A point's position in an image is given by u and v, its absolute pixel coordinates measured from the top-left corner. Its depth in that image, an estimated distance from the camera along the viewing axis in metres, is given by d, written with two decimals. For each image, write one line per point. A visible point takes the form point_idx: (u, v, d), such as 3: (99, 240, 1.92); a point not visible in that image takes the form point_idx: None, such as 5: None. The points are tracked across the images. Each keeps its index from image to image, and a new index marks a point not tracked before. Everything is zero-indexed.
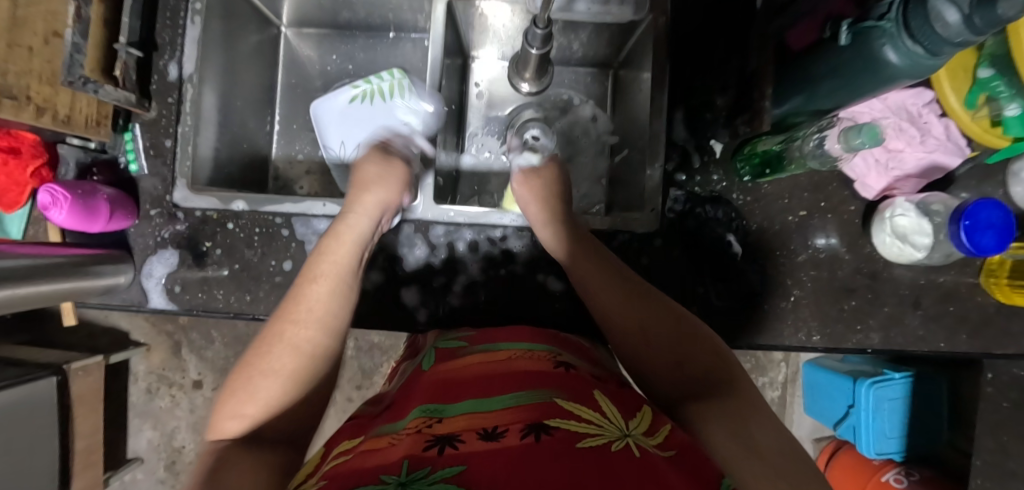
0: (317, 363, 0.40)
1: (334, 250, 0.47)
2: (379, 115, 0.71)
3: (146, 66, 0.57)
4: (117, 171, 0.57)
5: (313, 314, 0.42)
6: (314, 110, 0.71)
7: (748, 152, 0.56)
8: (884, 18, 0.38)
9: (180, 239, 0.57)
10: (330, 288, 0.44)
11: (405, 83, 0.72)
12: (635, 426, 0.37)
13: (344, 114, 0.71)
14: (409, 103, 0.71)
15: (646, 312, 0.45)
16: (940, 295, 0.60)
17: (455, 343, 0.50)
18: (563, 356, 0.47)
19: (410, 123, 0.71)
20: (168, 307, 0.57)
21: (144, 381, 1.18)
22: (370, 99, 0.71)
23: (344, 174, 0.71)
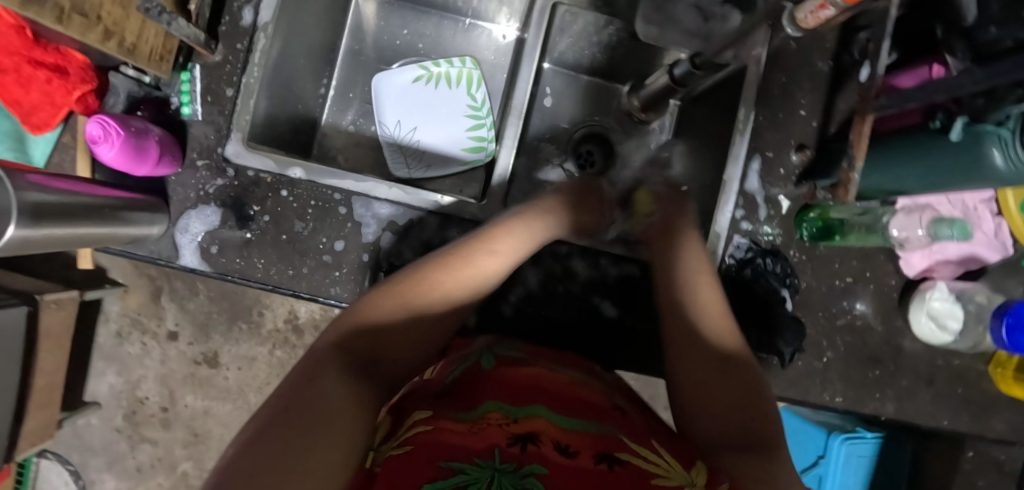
0: (454, 310, 0.42)
1: (506, 229, 0.45)
2: (442, 100, 0.68)
3: (219, 5, 0.52)
4: (166, 111, 0.52)
5: (475, 279, 0.43)
6: (376, 83, 0.67)
7: (814, 216, 0.57)
8: (1003, 126, 0.39)
9: (224, 197, 0.53)
10: (494, 264, 0.44)
11: (475, 73, 0.68)
12: (696, 475, 0.34)
13: (405, 93, 0.68)
14: (476, 94, 0.68)
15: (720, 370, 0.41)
16: (952, 376, 0.64)
17: (515, 355, 0.48)
18: (615, 399, 0.45)
19: (472, 115, 0.68)
20: (199, 267, 0.53)
21: (116, 323, 1.10)
22: (435, 83, 0.68)
23: (396, 156, 0.67)
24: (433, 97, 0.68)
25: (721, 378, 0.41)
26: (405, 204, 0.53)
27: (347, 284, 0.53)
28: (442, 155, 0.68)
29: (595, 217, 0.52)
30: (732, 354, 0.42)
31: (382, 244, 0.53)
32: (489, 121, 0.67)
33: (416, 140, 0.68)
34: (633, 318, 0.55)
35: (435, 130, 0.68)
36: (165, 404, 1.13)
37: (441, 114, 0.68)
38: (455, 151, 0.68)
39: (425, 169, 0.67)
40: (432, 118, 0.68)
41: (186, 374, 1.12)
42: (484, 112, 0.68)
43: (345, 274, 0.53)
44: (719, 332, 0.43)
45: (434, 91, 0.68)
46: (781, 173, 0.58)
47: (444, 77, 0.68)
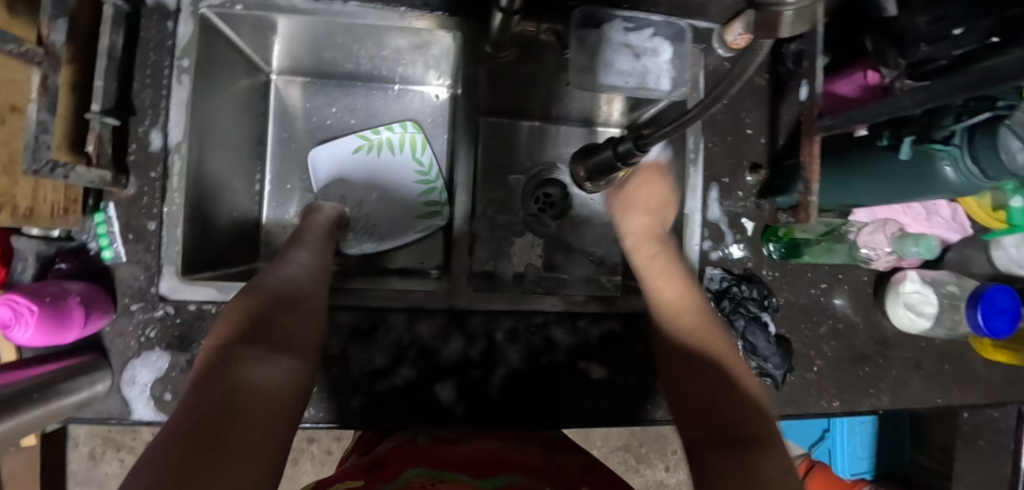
0: (309, 284, 0.40)
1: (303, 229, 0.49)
2: (387, 169, 0.66)
3: (122, 134, 0.47)
4: (86, 259, 0.47)
5: (298, 260, 0.42)
6: (313, 160, 0.64)
7: (781, 235, 0.56)
8: (950, 143, 0.39)
9: (170, 338, 0.48)
10: (303, 245, 0.45)
11: (419, 136, 0.66)
12: None
13: (349, 166, 0.65)
14: (422, 157, 0.66)
15: (711, 375, 0.39)
16: (938, 355, 0.64)
17: (450, 436, 0.48)
18: (542, 453, 0.46)
19: (422, 180, 0.65)
20: (156, 419, 0.48)
21: (86, 446, 1.00)
22: (377, 151, 0.66)
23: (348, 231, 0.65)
24: (377, 166, 0.66)
25: (707, 381, 0.39)
26: (365, 306, 0.50)
27: (321, 403, 0.49)
28: (396, 224, 0.65)
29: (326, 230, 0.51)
30: (717, 364, 0.40)
31: (350, 354, 0.50)
32: (438, 182, 0.65)
33: (363, 212, 0.65)
34: (623, 374, 0.54)
35: (382, 199, 0.66)
36: None
37: (390, 183, 0.66)
38: (410, 221, 0.65)
39: (379, 241, 0.64)
40: (381, 188, 0.66)
41: None
42: (433, 175, 0.65)
43: (316, 393, 0.49)
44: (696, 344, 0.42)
45: (376, 160, 0.66)
46: (739, 195, 0.58)
47: (386, 145, 0.66)
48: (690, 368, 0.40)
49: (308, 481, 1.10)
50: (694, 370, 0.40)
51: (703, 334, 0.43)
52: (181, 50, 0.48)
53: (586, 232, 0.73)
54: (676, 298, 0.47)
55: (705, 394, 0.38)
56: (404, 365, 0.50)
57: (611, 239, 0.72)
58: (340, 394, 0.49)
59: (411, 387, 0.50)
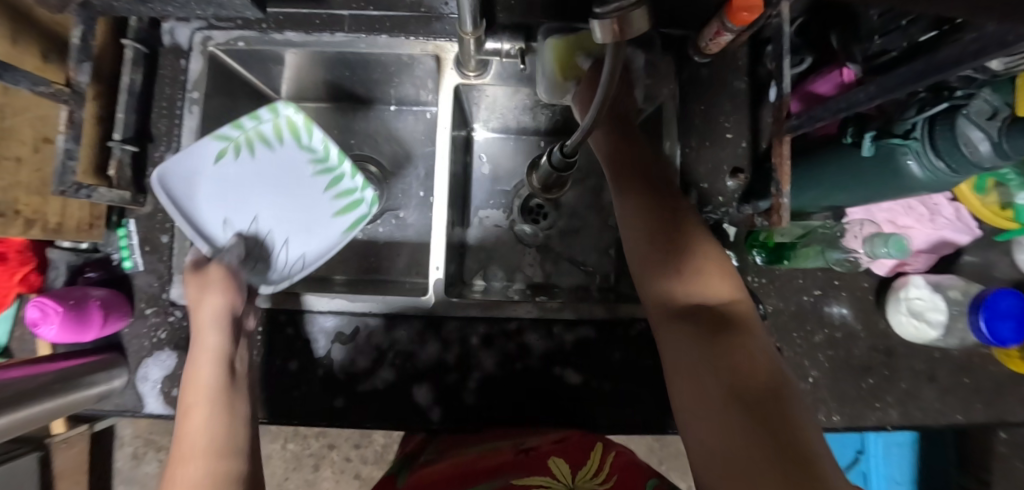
0: (228, 471, 0.38)
1: (192, 371, 0.43)
2: (271, 171, 0.54)
3: (142, 159, 0.54)
4: (110, 268, 0.54)
5: (198, 438, 0.39)
6: (158, 191, 0.48)
7: (763, 240, 0.56)
8: (910, 137, 0.38)
9: (178, 340, 0.54)
10: (197, 405, 0.41)
11: (298, 117, 0.53)
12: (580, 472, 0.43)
13: (218, 181, 0.52)
14: (312, 143, 0.54)
15: (676, 266, 0.40)
16: (954, 367, 0.60)
17: (429, 454, 0.49)
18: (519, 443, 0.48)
19: (320, 170, 0.55)
20: (164, 413, 0.53)
21: (131, 446, 1.10)
22: (250, 150, 0.53)
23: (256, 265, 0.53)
24: (258, 171, 0.54)
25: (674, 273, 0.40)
26: (350, 311, 0.54)
27: (307, 402, 0.53)
28: (312, 231, 0.54)
29: (212, 346, 0.44)
30: (682, 252, 0.41)
31: (334, 356, 0.53)
32: (341, 166, 0.55)
33: (268, 230, 0.54)
34: (598, 380, 0.54)
35: (283, 207, 0.54)
36: None
37: (284, 187, 0.54)
38: (322, 235, 0.54)
39: (301, 261, 0.53)
40: (271, 197, 0.54)
41: None
42: (332, 160, 0.55)
43: (304, 393, 0.53)
44: (655, 233, 0.42)
45: (253, 163, 0.53)
46: (721, 200, 0.57)
47: (259, 140, 0.53)
48: (657, 258, 0.41)
49: (327, 487, 1.13)
50: (663, 258, 0.41)
51: (677, 218, 0.43)
52: (192, 84, 0.55)
53: (576, 243, 0.71)
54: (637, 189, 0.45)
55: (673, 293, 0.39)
56: (384, 367, 0.53)
57: (602, 248, 0.71)
58: (325, 394, 0.53)
59: (389, 389, 0.53)
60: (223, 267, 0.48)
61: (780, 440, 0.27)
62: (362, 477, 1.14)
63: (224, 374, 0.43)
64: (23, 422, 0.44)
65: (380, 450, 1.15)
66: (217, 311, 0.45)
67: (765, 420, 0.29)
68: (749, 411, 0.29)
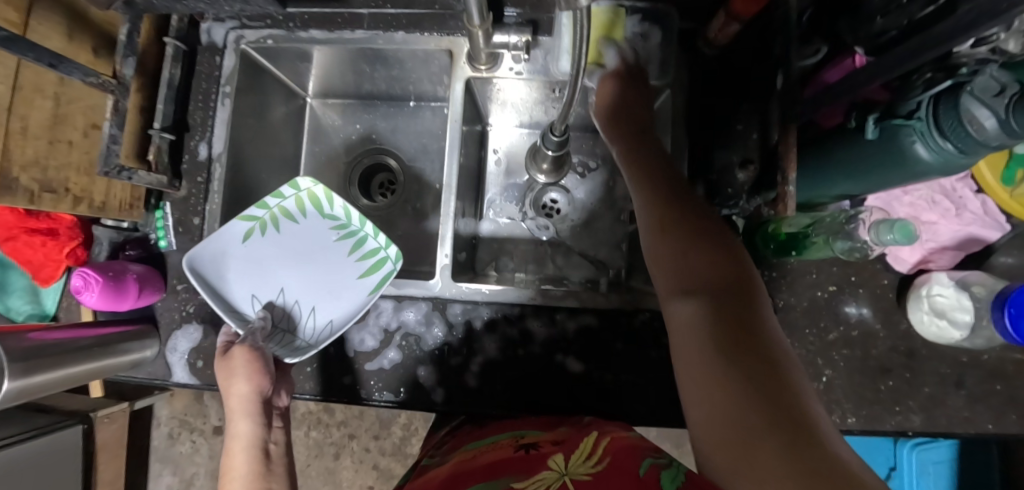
0: None
1: (226, 464, 0.39)
2: (297, 243, 0.54)
3: (178, 147, 0.59)
4: (148, 246, 0.59)
5: None
6: (190, 277, 0.48)
7: (771, 232, 0.54)
8: (913, 117, 0.38)
9: (203, 313, 0.58)
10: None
11: (319, 189, 0.53)
12: (574, 460, 0.38)
13: (243, 258, 0.52)
14: (334, 211, 0.54)
15: (691, 240, 0.35)
16: (985, 373, 0.56)
17: (432, 459, 0.50)
18: (522, 439, 0.46)
19: (344, 235, 0.54)
20: (189, 382, 0.57)
21: (167, 426, 1.16)
22: (275, 227, 0.53)
23: (285, 339, 0.52)
24: (281, 243, 0.53)
25: (687, 249, 0.34)
26: None
27: (318, 378, 0.55)
28: (337, 295, 0.53)
29: (244, 434, 0.40)
30: (696, 227, 0.35)
31: (346, 335, 0.56)
32: (362, 229, 0.54)
33: (295, 301, 0.53)
34: (600, 370, 0.54)
35: (308, 275, 0.53)
36: None
37: (308, 258, 0.54)
38: (353, 300, 0.53)
39: (330, 327, 0.52)
40: (297, 268, 0.53)
41: None
42: (354, 224, 0.54)
43: (316, 369, 0.56)
44: (668, 214, 0.37)
45: (277, 235, 0.53)
46: (730, 193, 0.56)
47: (281, 215, 0.53)
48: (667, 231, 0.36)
49: (347, 476, 1.16)
50: (674, 236, 0.35)
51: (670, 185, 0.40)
52: (225, 79, 0.59)
53: (588, 238, 0.70)
54: (649, 179, 0.41)
55: (683, 270, 0.34)
56: (391, 347, 0.55)
57: (614, 243, 0.70)
58: (336, 372, 0.55)
59: (396, 368, 0.55)
60: (246, 347, 0.45)
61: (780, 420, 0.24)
62: (379, 468, 1.16)
63: (257, 459, 0.39)
64: (45, 382, 0.50)
65: (398, 442, 1.16)
66: (247, 399, 0.42)
67: (777, 409, 0.24)
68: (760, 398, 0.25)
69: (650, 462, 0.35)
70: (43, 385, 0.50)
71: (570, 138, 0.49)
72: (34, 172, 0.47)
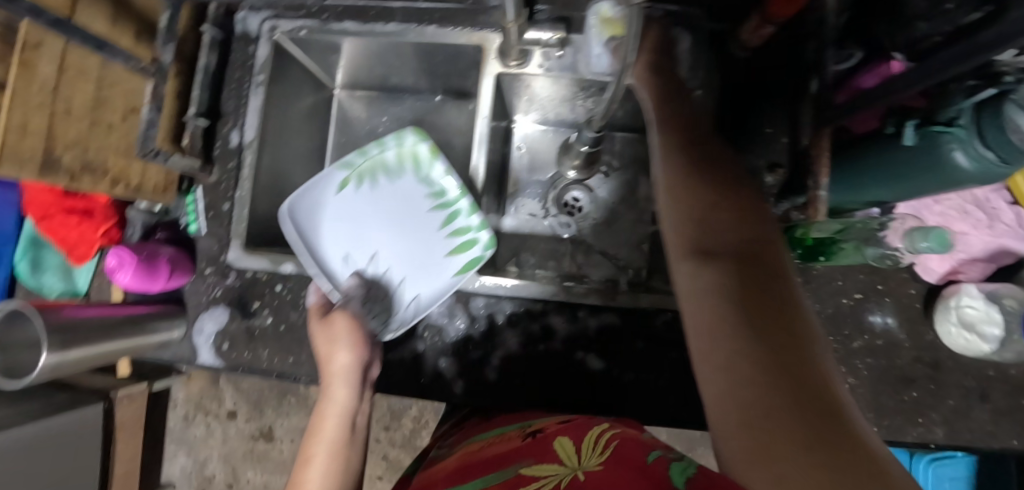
0: None
1: (319, 427, 0.43)
2: (394, 207, 0.59)
3: (211, 133, 0.60)
4: (177, 230, 0.60)
5: None
6: (291, 225, 0.53)
7: (798, 237, 0.53)
8: (954, 124, 0.37)
9: (230, 297, 0.59)
10: (325, 468, 0.41)
11: (421, 148, 0.57)
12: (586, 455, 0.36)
13: (344, 217, 0.58)
14: (431, 180, 0.58)
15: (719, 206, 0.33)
16: (1012, 389, 0.55)
17: (440, 451, 0.50)
18: (529, 426, 0.45)
19: (438, 206, 0.58)
20: (214, 364, 0.58)
21: (183, 408, 1.18)
22: (374, 187, 0.59)
23: (378, 305, 0.56)
24: (378, 203, 0.59)
25: (713, 218, 0.32)
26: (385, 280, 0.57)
27: None
28: (429, 270, 0.58)
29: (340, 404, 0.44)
30: (725, 200, 0.33)
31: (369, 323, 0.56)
32: (455, 201, 0.57)
33: (388, 268, 0.58)
34: (619, 368, 0.54)
35: (400, 243, 0.59)
36: (230, 480, 1.18)
37: (405, 224, 0.59)
38: (443, 274, 0.57)
39: (415, 303, 0.56)
40: (394, 234, 0.59)
41: (246, 450, 1.17)
42: (448, 196, 0.57)
43: None
44: (694, 181, 0.35)
45: (374, 192, 0.59)
46: None
47: (380, 171, 0.59)
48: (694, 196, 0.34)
49: None
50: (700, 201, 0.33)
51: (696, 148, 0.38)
52: (259, 68, 0.60)
53: (610, 236, 0.70)
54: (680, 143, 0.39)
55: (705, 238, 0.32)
56: (412, 337, 0.56)
57: (635, 243, 0.70)
58: None
59: (419, 358, 0.55)
60: (348, 314, 0.48)
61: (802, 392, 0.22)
62: (389, 458, 1.17)
63: (346, 429, 0.44)
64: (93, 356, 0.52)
65: (408, 434, 1.17)
66: (352, 369, 0.45)
67: (801, 385, 0.22)
68: (775, 379, 0.23)
69: (658, 454, 0.34)
70: (93, 358, 0.53)
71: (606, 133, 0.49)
72: (76, 152, 0.48)
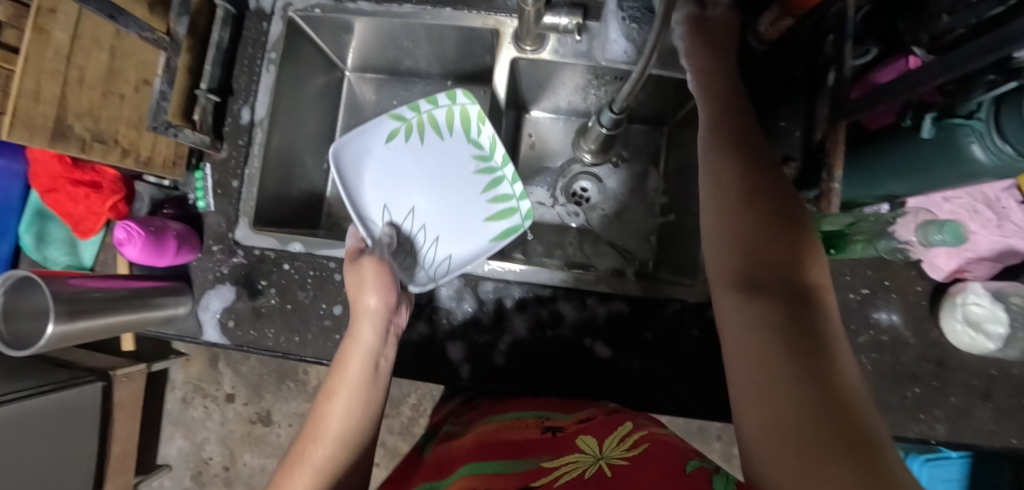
0: (337, 476, 0.39)
1: (344, 365, 0.43)
2: (438, 162, 0.56)
3: (222, 110, 0.60)
4: (185, 206, 0.59)
5: (335, 436, 0.40)
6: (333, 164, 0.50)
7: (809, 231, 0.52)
8: (974, 118, 0.37)
9: (237, 275, 0.58)
10: (346, 409, 0.41)
11: (473, 109, 0.54)
12: (609, 448, 0.36)
13: (384, 165, 0.54)
14: (479, 139, 0.55)
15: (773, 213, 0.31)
16: (1014, 388, 0.55)
17: (453, 428, 0.50)
18: (548, 417, 0.45)
19: (483, 168, 0.55)
20: (219, 341, 0.58)
21: (181, 390, 1.18)
22: (421, 137, 0.55)
23: (406, 262, 0.55)
24: (422, 155, 0.56)
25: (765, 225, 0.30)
26: None
27: None
28: (463, 233, 0.56)
29: (365, 342, 0.43)
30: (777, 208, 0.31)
31: None
32: (502, 167, 0.55)
33: (422, 226, 0.56)
34: (626, 356, 0.55)
35: (439, 200, 0.56)
36: (226, 463, 1.18)
37: (445, 182, 0.56)
38: (479, 238, 0.55)
39: (447, 263, 0.55)
40: (432, 190, 0.56)
41: (244, 433, 1.17)
42: (495, 159, 0.55)
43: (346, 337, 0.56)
44: (750, 177, 0.32)
45: (421, 147, 0.56)
46: None
47: (429, 124, 0.55)
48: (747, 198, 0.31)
49: None
50: (752, 204, 0.31)
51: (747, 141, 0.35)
52: (271, 45, 0.60)
53: (618, 227, 0.70)
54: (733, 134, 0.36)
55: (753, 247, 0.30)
56: (421, 320, 0.56)
57: (643, 235, 0.70)
58: None
59: (426, 341, 0.55)
60: (376, 259, 0.47)
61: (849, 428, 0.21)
62: (387, 445, 1.17)
63: (370, 370, 0.43)
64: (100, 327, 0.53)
65: (406, 422, 1.17)
66: (382, 309, 0.45)
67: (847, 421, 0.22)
68: (828, 407, 0.22)
69: (698, 464, 0.30)
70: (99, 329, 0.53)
71: (626, 115, 0.49)
72: (88, 122, 0.48)
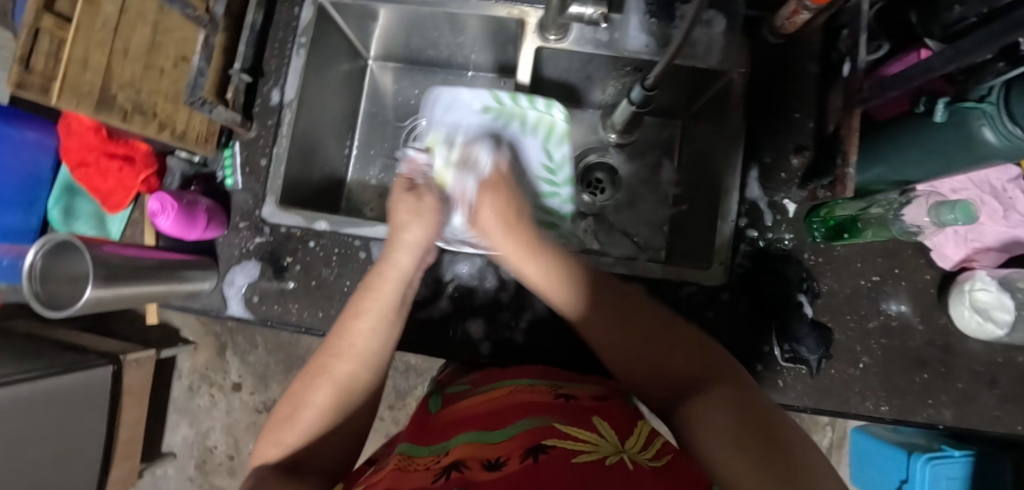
0: (354, 396, 0.41)
1: (378, 290, 0.44)
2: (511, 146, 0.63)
3: (252, 91, 0.61)
4: (213, 183, 0.61)
5: (359, 356, 0.41)
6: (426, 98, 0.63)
7: (823, 216, 0.57)
8: (985, 101, 0.39)
9: (263, 251, 0.59)
10: (374, 332, 0.43)
11: (561, 126, 0.61)
12: (630, 445, 0.34)
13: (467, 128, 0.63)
14: (555, 153, 0.62)
15: (630, 321, 0.42)
16: (1018, 376, 0.57)
17: (460, 388, 0.50)
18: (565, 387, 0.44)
19: (547, 176, 0.63)
20: (245, 315, 0.59)
21: (188, 378, 1.18)
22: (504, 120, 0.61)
23: None
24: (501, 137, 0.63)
25: (617, 325, 0.42)
26: None
27: None
28: None
29: (395, 269, 0.46)
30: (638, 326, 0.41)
31: None
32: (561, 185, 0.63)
33: None
34: None
35: None
36: (231, 452, 1.18)
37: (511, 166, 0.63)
38: None
39: None
40: None
41: (249, 422, 1.17)
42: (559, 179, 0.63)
43: None
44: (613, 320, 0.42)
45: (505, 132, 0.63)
46: (782, 178, 0.59)
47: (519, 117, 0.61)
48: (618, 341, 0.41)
49: None
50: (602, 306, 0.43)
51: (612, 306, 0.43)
52: (302, 30, 0.61)
53: (632, 216, 0.72)
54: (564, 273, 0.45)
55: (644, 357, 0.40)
56: (443, 298, 0.57)
57: (655, 225, 0.71)
58: None
59: (446, 319, 0.56)
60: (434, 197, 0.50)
61: (754, 435, 0.29)
62: None
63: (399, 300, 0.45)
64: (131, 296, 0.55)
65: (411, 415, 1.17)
66: (424, 237, 0.48)
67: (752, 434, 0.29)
68: (746, 430, 0.30)
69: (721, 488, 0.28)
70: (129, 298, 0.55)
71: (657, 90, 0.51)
72: (130, 92, 0.51)
